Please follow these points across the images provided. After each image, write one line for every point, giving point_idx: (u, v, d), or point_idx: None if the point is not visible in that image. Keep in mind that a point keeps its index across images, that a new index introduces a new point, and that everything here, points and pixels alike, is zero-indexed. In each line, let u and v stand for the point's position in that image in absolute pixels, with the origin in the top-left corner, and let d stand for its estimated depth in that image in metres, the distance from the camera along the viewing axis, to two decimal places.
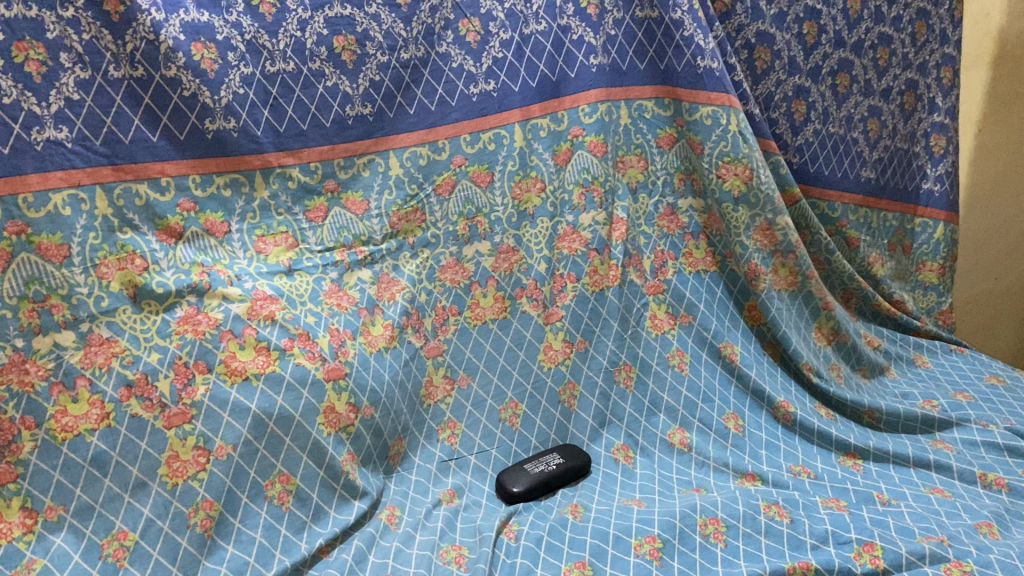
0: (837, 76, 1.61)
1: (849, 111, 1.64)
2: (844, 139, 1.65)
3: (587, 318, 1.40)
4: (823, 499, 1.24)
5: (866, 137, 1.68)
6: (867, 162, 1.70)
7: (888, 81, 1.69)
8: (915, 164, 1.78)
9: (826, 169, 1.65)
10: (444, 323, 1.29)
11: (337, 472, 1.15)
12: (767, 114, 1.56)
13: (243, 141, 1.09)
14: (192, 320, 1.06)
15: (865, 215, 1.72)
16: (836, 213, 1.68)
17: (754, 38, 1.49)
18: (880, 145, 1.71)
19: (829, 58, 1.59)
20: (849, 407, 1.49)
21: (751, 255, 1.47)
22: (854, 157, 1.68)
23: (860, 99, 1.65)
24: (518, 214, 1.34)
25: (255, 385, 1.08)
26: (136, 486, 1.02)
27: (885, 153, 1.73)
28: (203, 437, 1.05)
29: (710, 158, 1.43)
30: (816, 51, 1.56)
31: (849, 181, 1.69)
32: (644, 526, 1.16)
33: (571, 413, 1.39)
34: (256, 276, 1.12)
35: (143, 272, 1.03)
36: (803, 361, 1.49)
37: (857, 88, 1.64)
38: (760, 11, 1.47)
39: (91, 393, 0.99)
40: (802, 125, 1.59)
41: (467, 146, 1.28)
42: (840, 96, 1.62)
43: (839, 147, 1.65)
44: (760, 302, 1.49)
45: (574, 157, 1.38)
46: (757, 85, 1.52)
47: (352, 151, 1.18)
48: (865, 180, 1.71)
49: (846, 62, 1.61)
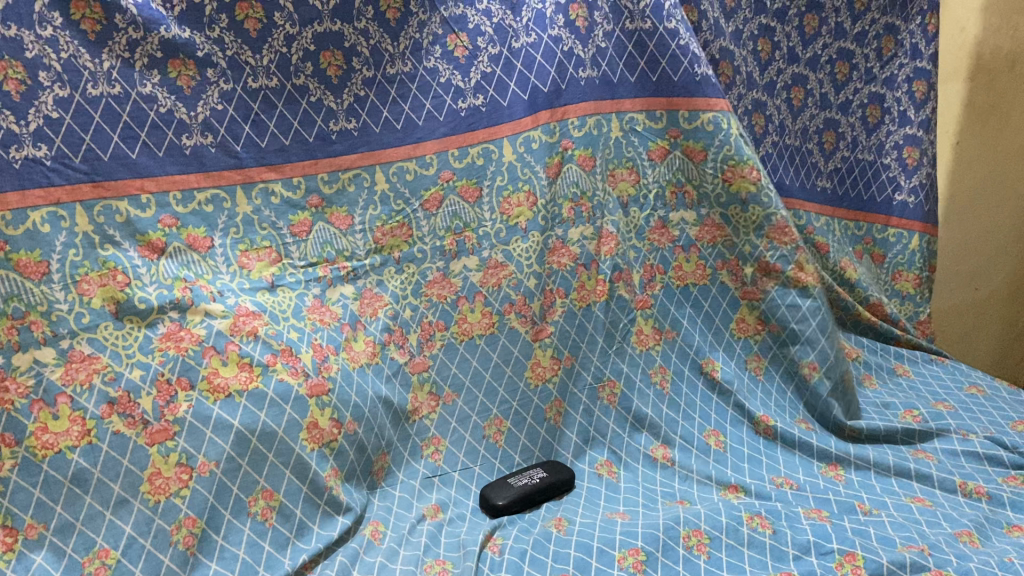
0: (791, 90, 1.68)
1: (803, 124, 1.72)
2: (799, 150, 1.72)
3: (574, 334, 1.41)
4: (805, 509, 1.25)
5: (821, 149, 1.76)
6: (821, 172, 1.77)
7: (847, 94, 1.75)
8: (885, 176, 1.80)
9: (787, 179, 1.67)
10: (430, 338, 1.30)
11: (321, 488, 1.15)
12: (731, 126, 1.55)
13: (221, 157, 1.10)
14: (174, 336, 1.06)
15: (826, 222, 1.77)
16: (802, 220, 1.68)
17: (718, 54, 1.47)
18: (836, 157, 1.78)
19: (784, 74, 1.65)
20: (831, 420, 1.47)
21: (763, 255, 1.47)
22: (810, 167, 1.75)
23: (815, 112, 1.73)
24: (508, 228, 1.35)
25: (237, 401, 1.08)
26: (118, 504, 1.02)
27: (842, 164, 1.79)
28: (185, 454, 1.05)
29: (713, 163, 1.43)
30: (771, 67, 1.62)
31: (807, 190, 1.74)
32: (628, 538, 1.16)
33: (557, 431, 1.41)
34: (239, 292, 1.12)
35: (125, 288, 1.02)
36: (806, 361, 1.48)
37: (812, 101, 1.72)
38: (721, 29, 1.45)
39: (71, 410, 0.99)
40: (761, 137, 1.61)
41: (455, 160, 1.28)
42: (795, 109, 1.69)
43: (795, 157, 1.70)
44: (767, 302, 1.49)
45: (564, 170, 1.38)
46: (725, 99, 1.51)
47: (337, 165, 1.19)
48: (821, 189, 1.77)
49: (799, 77, 1.69)
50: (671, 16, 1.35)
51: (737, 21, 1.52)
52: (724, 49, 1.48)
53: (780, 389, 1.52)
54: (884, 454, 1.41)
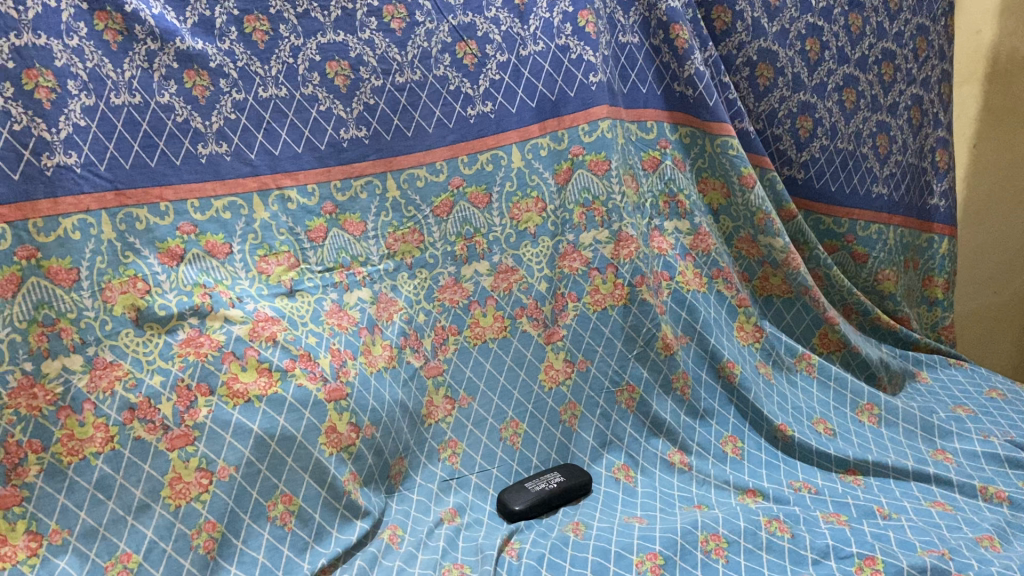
0: (843, 91, 1.63)
1: (857, 127, 1.66)
2: (852, 155, 1.66)
3: (589, 337, 1.40)
4: (824, 514, 1.25)
5: (875, 153, 1.69)
6: (878, 178, 1.71)
7: (894, 96, 1.70)
8: (922, 180, 1.79)
9: (833, 185, 1.65)
10: (444, 342, 1.31)
11: (339, 492, 1.16)
12: (770, 130, 1.58)
13: (237, 165, 1.11)
14: (194, 342, 1.07)
15: (878, 230, 1.72)
16: (841, 228, 1.69)
17: (755, 56, 1.53)
18: (892, 161, 1.72)
19: (834, 74, 1.61)
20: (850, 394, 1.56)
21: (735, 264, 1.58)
22: (865, 173, 1.69)
23: (867, 114, 1.67)
24: (517, 234, 1.35)
25: (256, 406, 1.09)
26: (140, 508, 1.03)
27: (897, 168, 1.74)
28: (205, 459, 1.06)
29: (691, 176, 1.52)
30: (820, 68, 1.59)
31: (859, 198, 1.69)
32: (646, 543, 1.16)
33: (572, 433, 1.39)
34: (258, 297, 1.13)
35: (145, 295, 1.04)
36: (800, 352, 1.57)
37: (864, 103, 1.66)
38: (762, 29, 1.51)
39: (95, 417, 1.00)
40: (807, 141, 1.61)
41: (464, 167, 1.29)
42: (848, 112, 1.64)
43: (847, 163, 1.66)
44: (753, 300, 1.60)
45: (574, 176, 1.38)
46: (758, 103, 1.56)
47: (349, 172, 1.20)
48: (878, 196, 1.71)
49: (851, 77, 1.63)
50: (656, 32, 1.43)
51: (782, 21, 1.53)
52: (766, 51, 1.53)
53: (794, 396, 1.52)
54: (886, 453, 1.43)
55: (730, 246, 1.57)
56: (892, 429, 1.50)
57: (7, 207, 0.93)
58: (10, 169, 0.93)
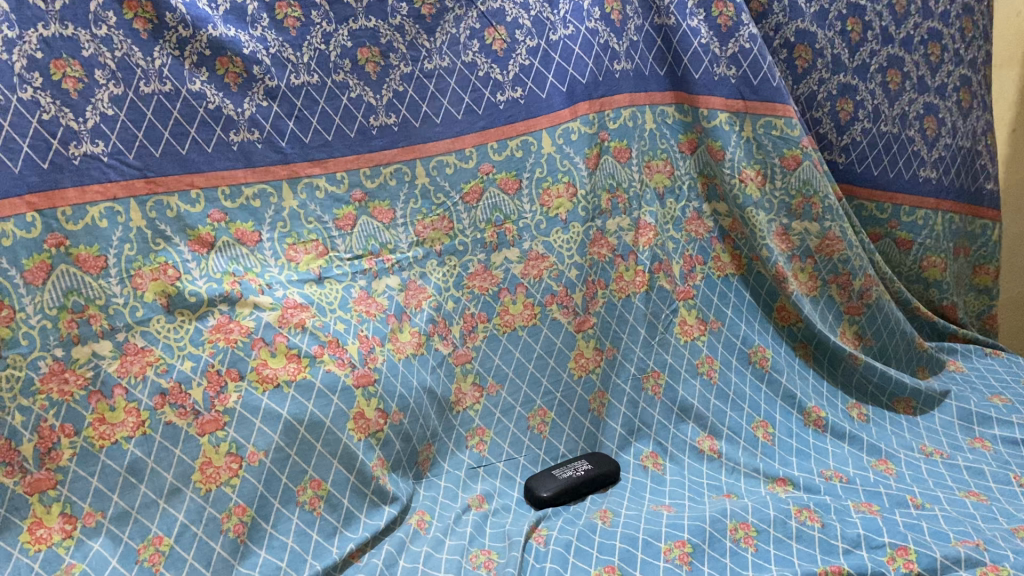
0: (887, 73, 1.59)
1: (902, 110, 1.61)
2: (897, 138, 1.62)
3: (615, 325, 1.38)
4: (855, 503, 1.23)
5: (923, 137, 1.64)
6: (925, 162, 1.66)
7: (942, 77, 1.63)
8: (976, 164, 1.73)
9: (875, 168, 1.63)
10: (472, 330, 1.30)
11: (368, 477, 1.16)
12: (808, 113, 1.58)
13: (268, 152, 1.12)
14: (224, 328, 1.08)
15: (925, 215, 1.68)
16: (885, 213, 1.67)
17: (794, 37, 1.52)
18: (940, 145, 1.66)
19: (878, 55, 1.57)
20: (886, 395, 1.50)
21: (777, 258, 1.43)
22: (910, 157, 1.64)
23: (913, 96, 1.62)
24: (547, 220, 1.34)
25: (286, 392, 1.10)
26: (171, 492, 1.04)
27: (947, 152, 1.67)
28: (235, 444, 1.07)
29: (732, 164, 1.41)
30: (862, 48, 1.55)
31: (903, 182, 1.65)
32: (674, 531, 1.15)
33: (600, 422, 1.37)
34: (287, 284, 1.14)
35: (176, 281, 1.05)
36: (846, 353, 1.47)
37: (910, 85, 1.61)
38: (800, 9, 1.49)
39: (126, 401, 1.02)
40: (848, 124, 1.59)
41: (494, 153, 1.29)
42: (892, 94, 1.60)
43: (892, 146, 1.62)
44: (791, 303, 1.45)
45: (601, 162, 1.37)
46: (796, 85, 1.55)
47: (377, 160, 1.20)
48: (924, 180, 1.66)
49: (896, 58, 1.58)
50: (693, 13, 1.37)
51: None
52: (804, 31, 1.51)
53: (828, 377, 1.51)
54: (919, 441, 1.42)
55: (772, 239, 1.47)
56: (929, 418, 1.48)
57: (36, 195, 0.94)
58: (39, 158, 0.94)
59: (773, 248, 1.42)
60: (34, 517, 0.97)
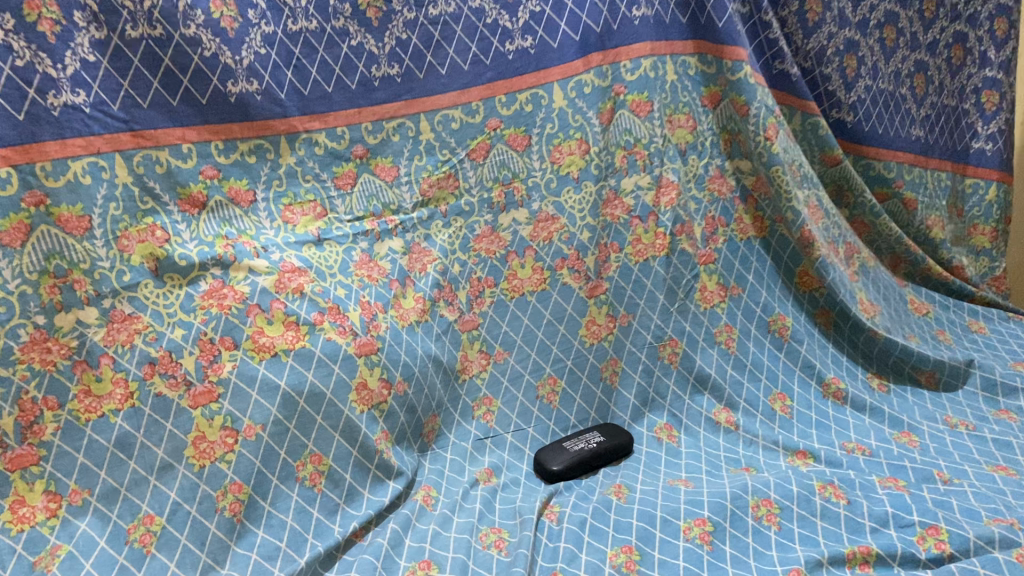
0: (884, 28, 1.54)
1: (896, 67, 1.59)
2: (893, 96, 1.59)
3: (630, 290, 1.31)
4: (880, 478, 1.18)
5: (913, 94, 1.63)
6: (916, 120, 1.64)
7: (934, 33, 1.64)
8: (964, 122, 1.70)
9: (881, 127, 1.57)
10: (479, 295, 1.23)
11: (372, 451, 1.10)
12: (818, 69, 1.46)
13: (266, 105, 1.03)
14: (217, 294, 1.02)
15: (919, 174, 1.66)
16: (891, 173, 1.61)
17: None
18: (927, 102, 1.66)
19: (877, 10, 1.52)
20: (909, 367, 1.42)
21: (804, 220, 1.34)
22: (905, 114, 1.62)
23: (906, 53, 1.60)
24: (558, 179, 1.26)
25: (283, 361, 1.04)
26: (162, 468, 0.98)
27: (932, 110, 1.68)
28: (230, 417, 1.01)
29: (756, 120, 1.31)
30: (862, 3, 1.48)
31: (901, 141, 1.62)
32: (694, 508, 1.09)
33: (612, 391, 1.32)
34: (284, 247, 1.08)
35: (165, 244, 0.98)
36: (869, 329, 1.40)
37: (903, 41, 1.59)
38: None
39: (114, 372, 0.95)
40: (854, 81, 1.50)
41: (502, 107, 1.20)
42: (887, 50, 1.56)
43: (890, 103, 1.58)
44: (816, 269, 1.37)
45: (616, 117, 1.28)
46: (807, 39, 1.42)
47: (381, 114, 1.12)
48: (917, 138, 1.65)
49: (892, 14, 1.55)
50: None
51: None
52: None
53: (847, 346, 1.45)
54: (943, 412, 1.36)
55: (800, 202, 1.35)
56: (952, 393, 1.41)
57: (13, 148, 0.86)
58: (14, 108, 0.86)
59: (800, 211, 1.33)
60: (16, 495, 0.90)
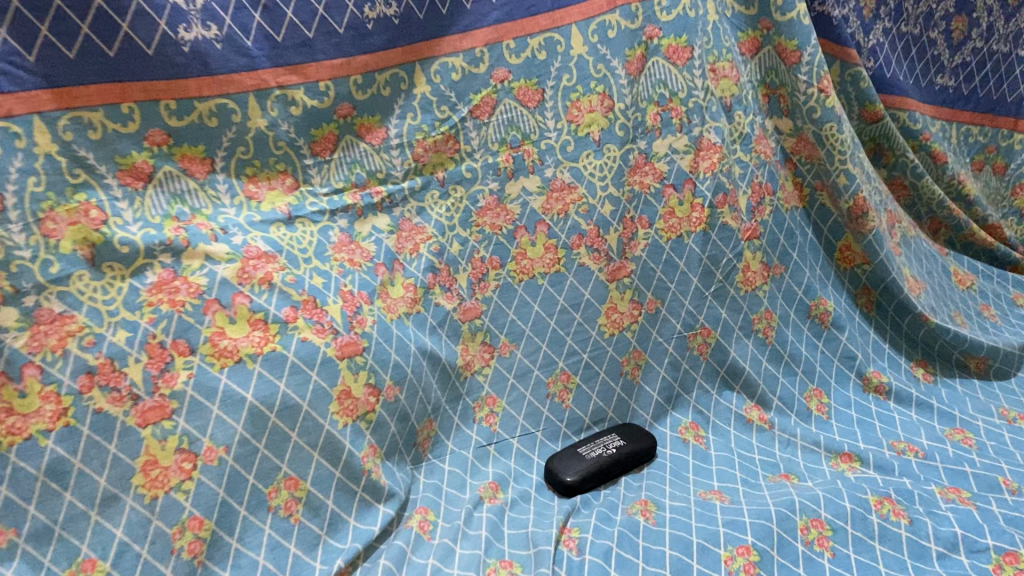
0: None
1: (928, 7, 1.37)
2: (918, 40, 1.38)
3: (660, 272, 1.15)
4: (941, 489, 1.03)
5: (946, 38, 1.42)
6: (944, 68, 1.44)
7: None
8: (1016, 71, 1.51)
9: (899, 75, 1.36)
10: (482, 279, 1.06)
11: (357, 472, 0.93)
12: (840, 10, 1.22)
13: (229, 55, 0.85)
14: (167, 287, 0.84)
15: (941, 128, 1.47)
16: (917, 125, 1.38)
17: None
18: (967, 48, 1.45)
19: None
20: (957, 353, 1.27)
21: (859, 185, 1.20)
22: (931, 61, 1.41)
23: None
24: (576, 141, 1.08)
25: (250, 368, 0.87)
26: (106, 502, 0.80)
27: (973, 57, 1.46)
28: (186, 437, 0.83)
29: (808, 69, 1.14)
30: None
31: (920, 91, 1.42)
32: (735, 533, 0.93)
33: (634, 387, 1.16)
34: (248, 228, 0.90)
35: (101, 227, 0.80)
36: (919, 312, 1.26)
37: None
38: None
39: (42, 385, 0.76)
40: (873, 22, 1.29)
41: (510, 55, 1.01)
42: None
43: (909, 48, 1.37)
44: (867, 244, 1.23)
45: (647, 66, 1.10)
46: None
47: (373, 65, 0.94)
48: (941, 88, 1.44)
49: None
50: None
51: None
52: None
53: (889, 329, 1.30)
54: (999, 404, 1.20)
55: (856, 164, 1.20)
56: (1005, 382, 1.26)
57: None
58: None
59: (854, 176, 1.19)
60: None
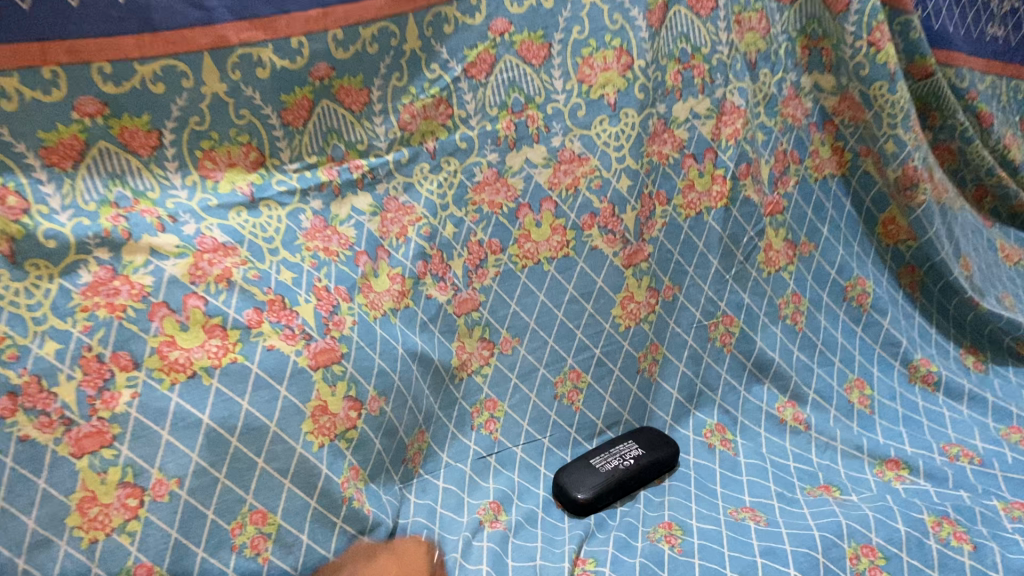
0: None
1: None
2: None
3: (678, 254, 1.02)
4: (1005, 505, 0.89)
5: None
6: (994, 16, 1.26)
7: None
8: None
9: (949, 25, 1.18)
10: (480, 265, 0.92)
11: (336, 500, 0.80)
12: None
13: (175, 5, 0.70)
14: (105, 288, 0.69)
15: (992, 83, 1.27)
16: (965, 82, 1.20)
17: None
18: None
19: None
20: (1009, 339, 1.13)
21: (912, 153, 1.04)
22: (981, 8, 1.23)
23: None
24: (588, 105, 0.93)
25: (206, 384, 0.72)
26: (36, 546, 0.65)
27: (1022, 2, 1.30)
28: (131, 469, 0.69)
29: (858, 17, 0.99)
30: None
31: (973, 43, 1.23)
32: (774, 564, 0.81)
33: (652, 386, 1.05)
34: (202, 215, 0.76)
35: (22, 218, 0.65)
36: (968, 293, 1.12)
37: None
38: None
39: None
40: None
41: (511, 3, 0.85)
42: None
43: None
44: (914, 220, 1.09)
45: (669, 16, 0.94)
46: None
47: (356, 16, 0.78)
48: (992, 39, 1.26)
49: None
50: None
51: None
52: None
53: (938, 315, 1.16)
54: None
55: (910, 128, 1.04)
56: None
57: None
58: None
59: (906, 142, 1.04)
60: None
